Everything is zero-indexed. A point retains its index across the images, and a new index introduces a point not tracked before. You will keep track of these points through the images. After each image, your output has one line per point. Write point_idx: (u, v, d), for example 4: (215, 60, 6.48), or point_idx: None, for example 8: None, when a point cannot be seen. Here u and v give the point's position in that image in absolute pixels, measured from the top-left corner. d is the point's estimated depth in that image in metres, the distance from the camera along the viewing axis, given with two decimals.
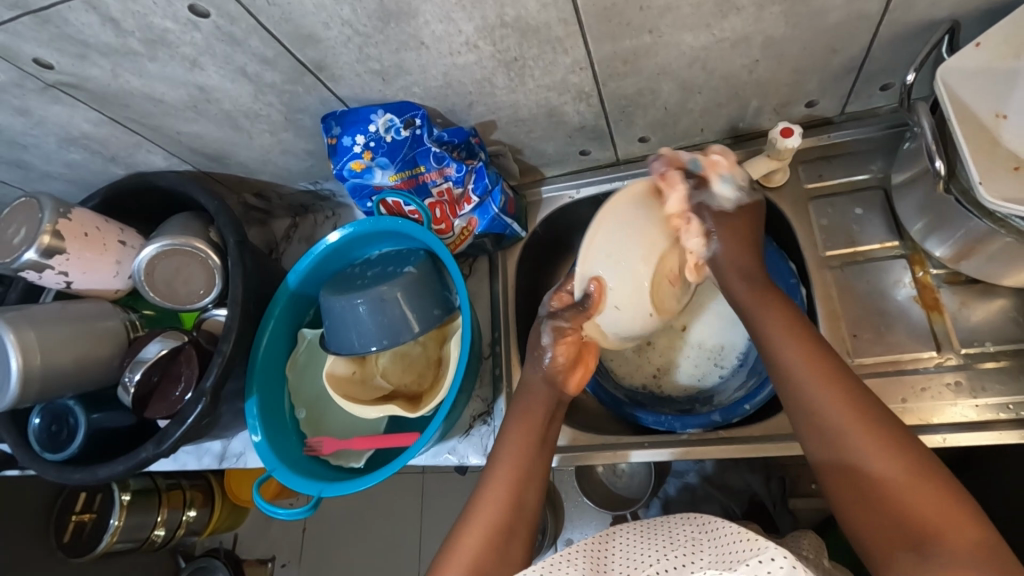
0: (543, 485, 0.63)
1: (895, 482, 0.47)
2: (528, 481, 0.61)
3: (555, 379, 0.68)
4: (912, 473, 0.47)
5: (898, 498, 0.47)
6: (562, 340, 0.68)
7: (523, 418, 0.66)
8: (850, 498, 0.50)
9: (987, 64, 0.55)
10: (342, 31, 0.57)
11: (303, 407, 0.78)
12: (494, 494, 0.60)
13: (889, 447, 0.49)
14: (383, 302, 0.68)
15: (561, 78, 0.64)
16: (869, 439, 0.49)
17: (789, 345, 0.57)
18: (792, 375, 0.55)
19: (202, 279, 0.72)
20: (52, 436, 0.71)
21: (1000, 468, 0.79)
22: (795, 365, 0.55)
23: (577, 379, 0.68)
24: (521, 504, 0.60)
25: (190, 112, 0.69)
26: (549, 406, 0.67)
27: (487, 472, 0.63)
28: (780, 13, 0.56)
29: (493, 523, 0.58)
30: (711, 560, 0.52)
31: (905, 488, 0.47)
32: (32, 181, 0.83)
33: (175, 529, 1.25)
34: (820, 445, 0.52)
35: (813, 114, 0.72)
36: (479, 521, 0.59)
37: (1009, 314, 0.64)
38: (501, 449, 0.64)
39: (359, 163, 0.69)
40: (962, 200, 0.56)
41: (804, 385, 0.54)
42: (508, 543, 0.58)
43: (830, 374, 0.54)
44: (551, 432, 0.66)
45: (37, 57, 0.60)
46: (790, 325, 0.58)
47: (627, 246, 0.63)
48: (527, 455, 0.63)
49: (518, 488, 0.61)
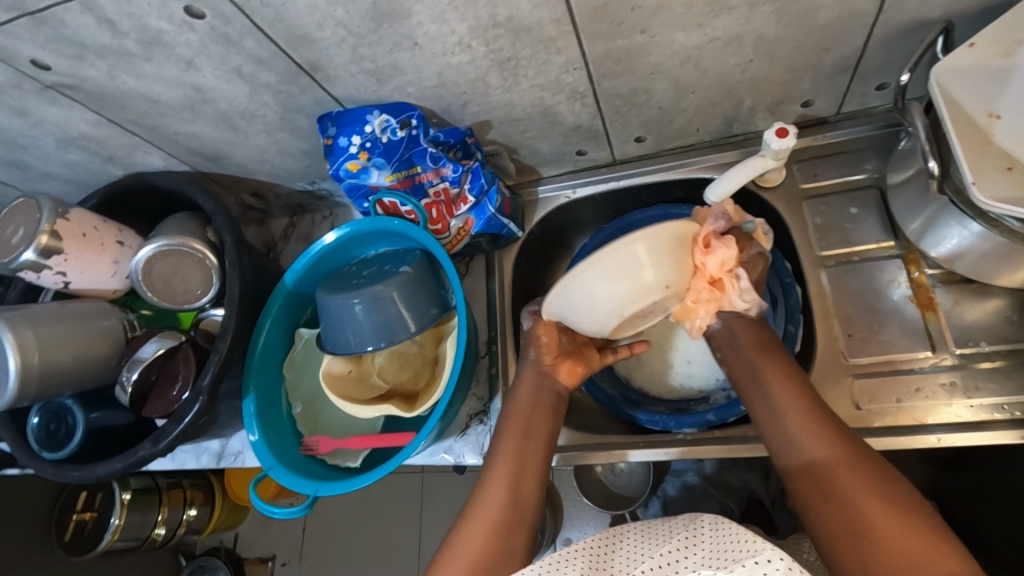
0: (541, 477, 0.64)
1: (878, 517, 0.48)
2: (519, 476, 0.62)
3: (544, 367, 0.70)
4: (898, 511, 0.49)
5: (885, 527, 0.48)
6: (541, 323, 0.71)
7: (516, 416, 0.67)
8: (832, 536, 0.50)
9: (980, 63, 0.55)
10: (336, 32, 0.57)
11: (299, 402, 0.79)
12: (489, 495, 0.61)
13: (879, 486, 0.51)
14: (378, 301, 0.68)
15: (554, 77, 0.64)
16: (851, 471, 0.52)
17: (788, 396, 0.59)
18: (787, 429, 0.57)
19: (199, 279, 0.73)
20: (51, 435, 0.72)
21: (997, 466, 0.79)
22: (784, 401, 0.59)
23: (567, 373, 0.70)
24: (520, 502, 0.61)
25: (186, 113, 0.69)
26: (535, 397, 0.68)
27: (486, 470, 0.64)
28: (771, 13, 0.56)
29: (493, 519, 0.59)
30: (706, 557, 0.53)
31: (890, 520, 0.48)
32: (32, 182, 0.83)
33: (176, 527, 1.26)
34: (815, 487, 0.53)
35: (807, 114, 0.72)
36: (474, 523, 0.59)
37: (1004, 314, 0.64)
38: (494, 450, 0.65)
39: (354, 164, 0.69)
40: (955, 200, 0.57)
41: (800, 434, 0.56)
42: (509, 535, 0.59)
43: (824, 428, 0.56)
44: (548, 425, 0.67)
45: (34, 57, 0.60)
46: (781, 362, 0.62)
47: (618, 281, 0.56)
48: (518, 450, 0.64)
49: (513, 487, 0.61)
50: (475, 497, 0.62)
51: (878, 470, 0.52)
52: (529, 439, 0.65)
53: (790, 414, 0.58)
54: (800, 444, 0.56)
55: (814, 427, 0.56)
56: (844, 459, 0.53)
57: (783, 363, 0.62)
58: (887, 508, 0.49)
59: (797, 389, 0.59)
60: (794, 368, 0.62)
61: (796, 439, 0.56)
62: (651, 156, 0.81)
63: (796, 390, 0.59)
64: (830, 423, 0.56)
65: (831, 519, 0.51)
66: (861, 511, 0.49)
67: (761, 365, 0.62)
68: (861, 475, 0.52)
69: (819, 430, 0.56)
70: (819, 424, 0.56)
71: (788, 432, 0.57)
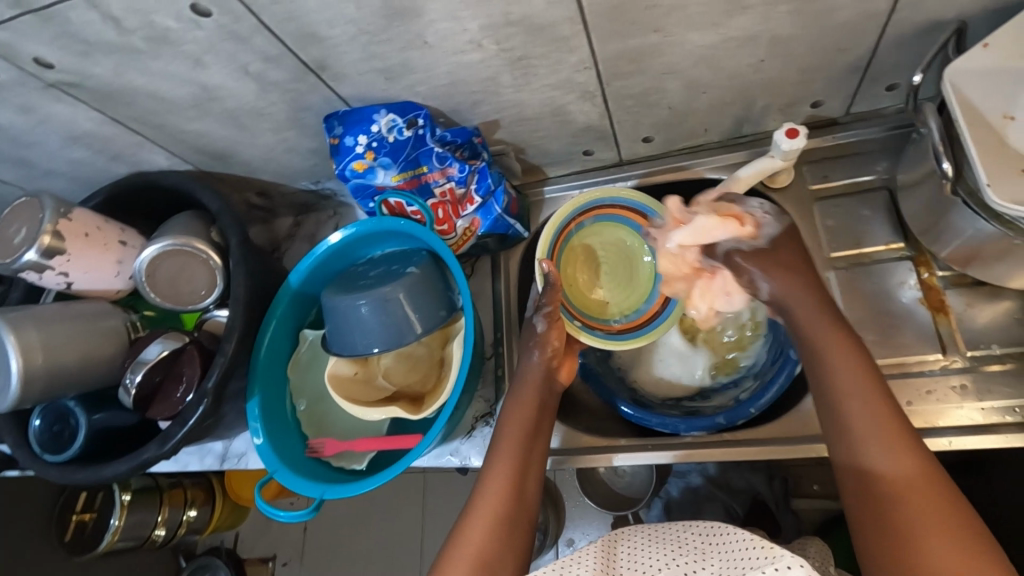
0: (540, 473, 0.65)
1: (934, 543, 0.45)
2: (524, 471, 0.63)
3: (551, 367, 0.71)
4: (949, 531, 0.45)
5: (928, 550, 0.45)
6: (553, 324, 0.71)
7: (518, 406, 0.67)
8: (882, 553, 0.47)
9: (997, 63, 0.55)
10: (346, 30, 0.56)
11: (303, 401, 0.78)
12: (493, 491, 0.61)
13: (936, 504, 0.47)
14: (386, 302, 0.68)
15: (565, 77, 0.63)
16: (913, 491, 0.48)
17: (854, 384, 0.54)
18: (851, 430, 0.52)
19: (204, 279, 0.72)
20: (55, 435, 0.71)
21: (1009, 470, 0.78)
22: (848, 393, 0.54)
23: (566, 372, 0.72)
24: (524, 500, 0.61)
25: (193, 112, 0.68)
26: (539, 392, 0.69)
27: (486, 465, 0.63)
28: (788, 12, 0.55)
29: (495, 514, 0.59)
30: (723, 567, 0.52)
31: (938, 541, 0.45)
32: (34, 180, 0.82)
33: (176, 528, 1.25)
34: (859, 500, 0.50)
35: (819, 114, 0.72)
36: (482, 515, 0.59)
37: (1015, 316, 0.64)
38: (496, 448, 0.64)
39: (361, 164, 0.69)
40: (969, 201, 0.56)
41: (863, 438, 0.51)
42: (512, 532, 0.59)
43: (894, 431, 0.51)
44: (544, 421, 0.68)
45: (38, 55, 0.59)
46: (849, 348, 0.56)
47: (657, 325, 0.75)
48: (523, 444, 0.64)
49: (516, 485, 0.61)
50: (479, 492, 0.61)
51: (941, 491, 0.47)
52: (530, 431, 0.65)
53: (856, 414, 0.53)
54: (861, 443, 0.51)
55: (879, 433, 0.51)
56: (911, 476, 0.48)
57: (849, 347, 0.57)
58: (935, 526, 0.46)
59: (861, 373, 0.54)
60: (870, 359, 0.56)
61: (861, 440, 0.52)
62: (659, 157, 0.80)
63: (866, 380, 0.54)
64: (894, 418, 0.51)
65: (870, 530, 0.49)
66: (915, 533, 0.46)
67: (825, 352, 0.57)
68: (921, 492, 0.47)
69: (886, 435, 0.51)
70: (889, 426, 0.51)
71: (847, 424, 0.53)
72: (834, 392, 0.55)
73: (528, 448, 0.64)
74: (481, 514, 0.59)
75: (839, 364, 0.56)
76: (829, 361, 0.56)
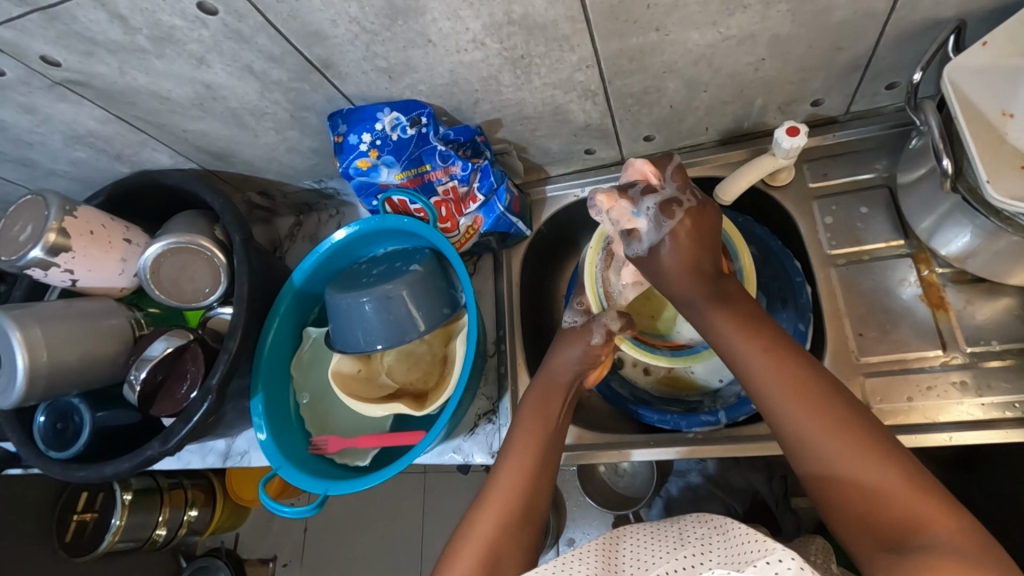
0: (554, 473, 0.65)
1: (889, 491, 0.47)
2: (539, 470, 0.63)
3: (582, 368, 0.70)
4: (890, 471, 0.48)
5: (886, 501, 0.47)
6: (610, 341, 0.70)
7: (537, 409, 0.68)
8: (844, 513, 0.49)
9: (993, 61, 0.55)
10: (349, 29, 0.57)
11: (306, 396, 0.78)
12: (502, 490, 0.62)
13: (872, 452, 0.49)
14: (388, 300, 0.68)
15: (566, 76, 0.64)
16: (844, 445, 0.50)
17: (762, 361, 0.56)
18: (773, 405, 0.54)
19: (208, 277, 0.72)
20: (58, 434, 0.72)
21: (1008, 467, 0.78)
22: (760, 370, 0.56)
23: (596, 375, 0.71)
24: (533, 497, 0.62)
25: (196, 110, 0.69)
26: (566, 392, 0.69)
27: (497, 467, 0.64)
28: (786, 12, 0.56)
29: (506, 510, 0.60)
30: (721, 561, 0.52)
31: (882, 484, 0.48)
32: (38, 179, 0.83)
33: (176, 528, 1.25)
34: (798, 462, 0.53)
35: (818, 113, 0.72)
36: (491, 512, 0.60)
37: (1014, 312, 0.64)
38: (509, 448, 0.65)
39: (364, 162, 0.69)
40: (969, 198, 0.56)
41: (785, 408, 0.53)
42: (522, 528, 0.60)
43: (813, 398, 0.53)
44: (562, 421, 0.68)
45: (44, 54, 0.59)
46: (748, 322, 0.58)
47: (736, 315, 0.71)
48: (536, 447, 0.65)
49: (528, 488, 0.62)
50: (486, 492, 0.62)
51: (860, 432, 0.50)
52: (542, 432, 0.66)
53: (768, 386, 0.55)
54: (788, 416, 0.53)
55: (790, 392, 0.53)
56: (830, 426, 0.51)
57: (750, 317, 0.59)
58: (870, 468, 0.49)
59: (772, 352, 0.56)
60: (769, 330, 0.58)
61: (783, 412, 0.53)
62: None
63: (774, 356, 0.56)
64: (808, 387, 0.53)
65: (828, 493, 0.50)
66: (869, 485, 0.48)
67: (726, 331, 0.59)
68: (843, 438, 0.50)
69: (803, 401, 0.53)
70: (795, 383, 0.54)
71: (767, 399, 0.55)
72: (750, 375, 0.56)
73: (542, 447, 0.65)
74: (489, 512, 0.60)
75: (738, 342, 0.58)
76: (730, 341, 0.58)
